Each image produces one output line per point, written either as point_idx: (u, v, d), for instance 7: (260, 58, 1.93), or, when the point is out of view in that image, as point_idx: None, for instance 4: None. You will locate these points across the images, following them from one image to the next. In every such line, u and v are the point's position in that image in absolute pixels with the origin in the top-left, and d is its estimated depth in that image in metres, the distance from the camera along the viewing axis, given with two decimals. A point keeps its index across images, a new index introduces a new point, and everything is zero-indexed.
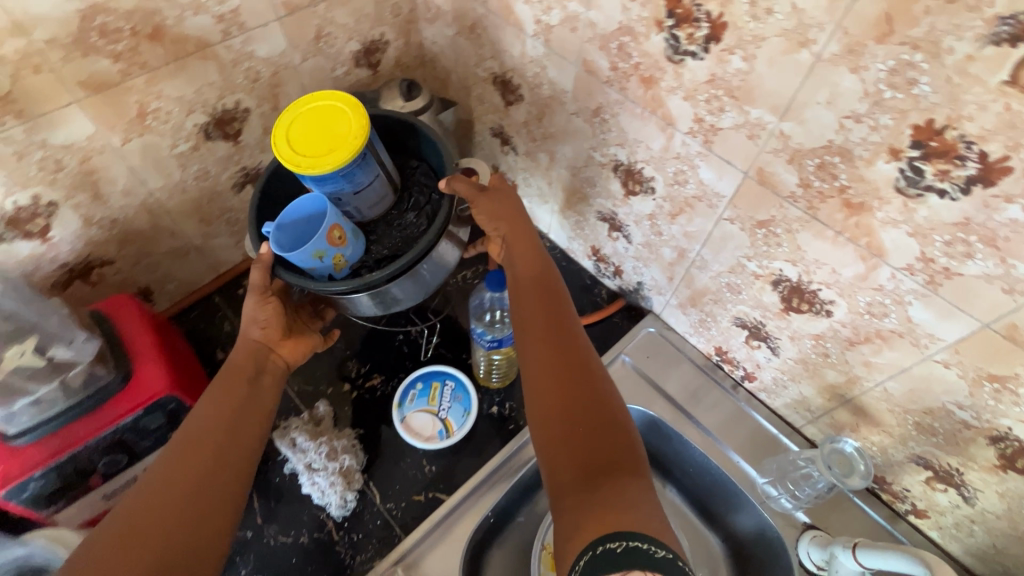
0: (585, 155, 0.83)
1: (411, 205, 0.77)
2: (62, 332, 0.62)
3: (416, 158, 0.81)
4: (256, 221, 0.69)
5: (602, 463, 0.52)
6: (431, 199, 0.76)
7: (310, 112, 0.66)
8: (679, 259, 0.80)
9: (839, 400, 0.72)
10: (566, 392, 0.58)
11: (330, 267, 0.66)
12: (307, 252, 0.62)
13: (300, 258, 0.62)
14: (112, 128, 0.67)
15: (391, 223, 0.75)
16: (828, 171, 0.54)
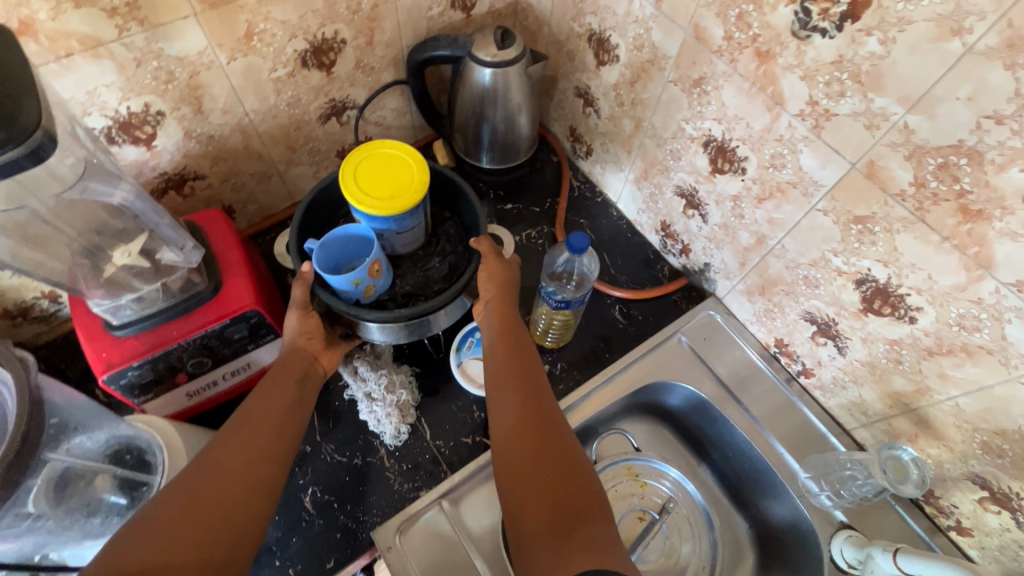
0: (675, 126, 0.81)
1: (438, 250, 0.82)
2: (175, 236, 0.65)
3: (446, 210, 0.86)
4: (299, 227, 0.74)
5: (571, 514, 0.55)
6: (457, 251, 0.82)
7: (374, 157, 0.71)
8: (758, 245, 0.78)
9: (901, 408, 0.71)
10: (536, 448, 0.60)
11: (359, 293, 0.69)
12: (347, 277, 0.66)
13: (338, 283, 0.66)
14: (221, 45, 0.69)
15: (417, 263, 0.80)
16: (950, 172, 0.52)
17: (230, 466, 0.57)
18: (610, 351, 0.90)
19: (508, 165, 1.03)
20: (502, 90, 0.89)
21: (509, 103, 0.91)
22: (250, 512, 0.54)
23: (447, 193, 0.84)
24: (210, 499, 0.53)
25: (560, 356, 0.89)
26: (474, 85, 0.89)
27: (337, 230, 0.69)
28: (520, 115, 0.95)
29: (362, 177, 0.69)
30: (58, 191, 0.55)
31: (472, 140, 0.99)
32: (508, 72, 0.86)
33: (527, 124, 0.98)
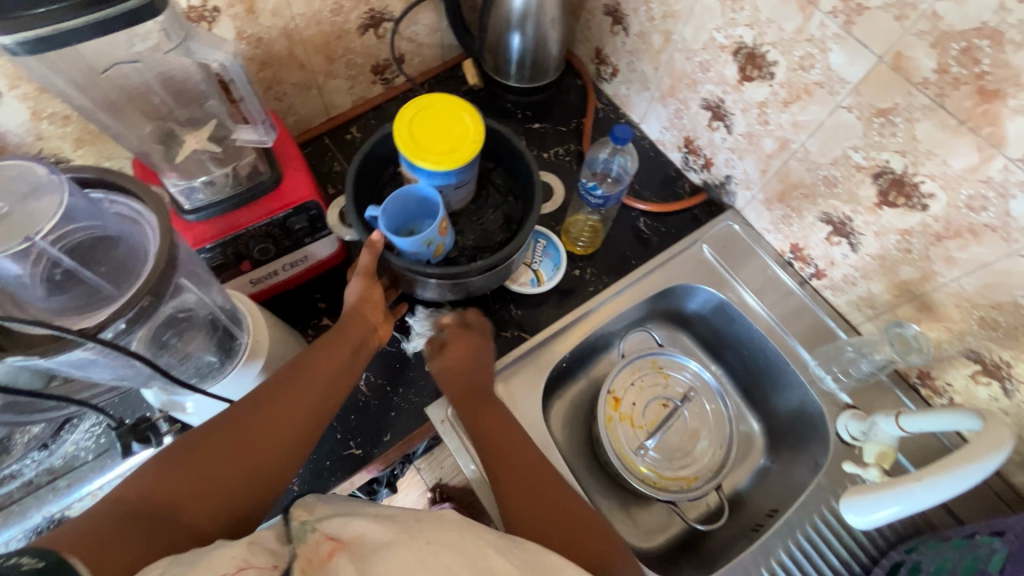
0: (706, 37, 0.84)
1: (489, 203, 0.84)
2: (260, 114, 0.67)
3: (489, 161, 0.86)
4: (353, 189, 0.73)
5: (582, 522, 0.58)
6: (507, 200, 0.84)
7: (428, 115, 0.72)
8: (780, 150, 0.83)
9: (907, 296, 0.78)
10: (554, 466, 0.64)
11: (430, 253, 0.71)
12: (418, 239, 0.68)
13: (411, 244, 0.68)
14: None
15: (471, 218, 0.82)
16: (972, 55, 0.57)
17: (276, 413, 0.59)
18: (636, 258, 0.96)
19: (535, 84, 1.07)
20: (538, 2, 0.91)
21: (542, 17, 0.94)
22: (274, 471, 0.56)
23: (490, 143, 0.84)
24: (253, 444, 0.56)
25: (589, 262, 0.95)
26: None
27: (401, 190, 0.71)
28: (551, 32, 0.98)
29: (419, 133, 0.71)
30: (158, 50, 0.58)
31: (502, 56, 1.01)
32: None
33: (557, 42, 1.01)
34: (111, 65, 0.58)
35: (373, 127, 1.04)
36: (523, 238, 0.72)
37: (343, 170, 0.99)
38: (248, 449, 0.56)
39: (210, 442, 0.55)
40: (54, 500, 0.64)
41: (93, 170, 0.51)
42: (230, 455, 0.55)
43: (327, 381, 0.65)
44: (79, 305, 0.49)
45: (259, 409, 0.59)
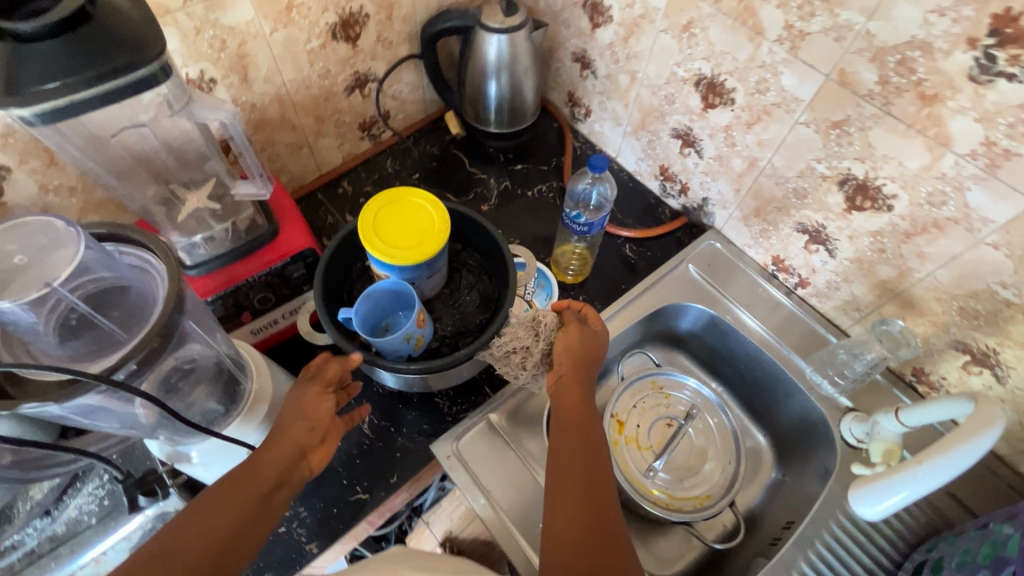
0: (668, 73, 0.91)
1: (465, 284, 0.79)
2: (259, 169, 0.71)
3: (456, 241, 0.81)
4: (321, 300, 0.69)
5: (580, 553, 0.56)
6: (484, 277, 0.80)
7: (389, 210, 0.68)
8: (750, 168, 0.88)
9: (889, 295, 0.80)
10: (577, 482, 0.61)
11: (410, 348, 0.69)
12: (398, 337, 0.66)
13: (392, 343, 0.65)
14: (266, 16, 0.77)
15: (448, 303, 0.77)
16: (908, 66, 0.62)
17: (208, 526, 0.50)
18: (625, 282, 0.99)
19: (514, 128, 1.13)
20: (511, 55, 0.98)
21: (513, 67, 1.01)
22: None
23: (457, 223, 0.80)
24: None
25: (581, 289, 0.98)
26: (483, 51, 0.98)
27: (372, 288, 0.68)
28: (525, 81, 1.05)
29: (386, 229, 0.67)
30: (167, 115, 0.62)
31: (481, 107, 1.08)
32: (514, 38, 0.96)
33: (531, 89, 1.08)
34: (120, 130, 0.61)
35: (363, 180, 1.09)
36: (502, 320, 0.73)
37: (336, 222, 1.03)
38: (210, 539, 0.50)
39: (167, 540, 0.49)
40: (57, 568, 0.63)
41: (106, 226, 0.55)
42: (191, 549, 0.49)
43: (280, 475, 0.56)
44: (92, 352, 0.51)
45: (224, 495, 0.53)
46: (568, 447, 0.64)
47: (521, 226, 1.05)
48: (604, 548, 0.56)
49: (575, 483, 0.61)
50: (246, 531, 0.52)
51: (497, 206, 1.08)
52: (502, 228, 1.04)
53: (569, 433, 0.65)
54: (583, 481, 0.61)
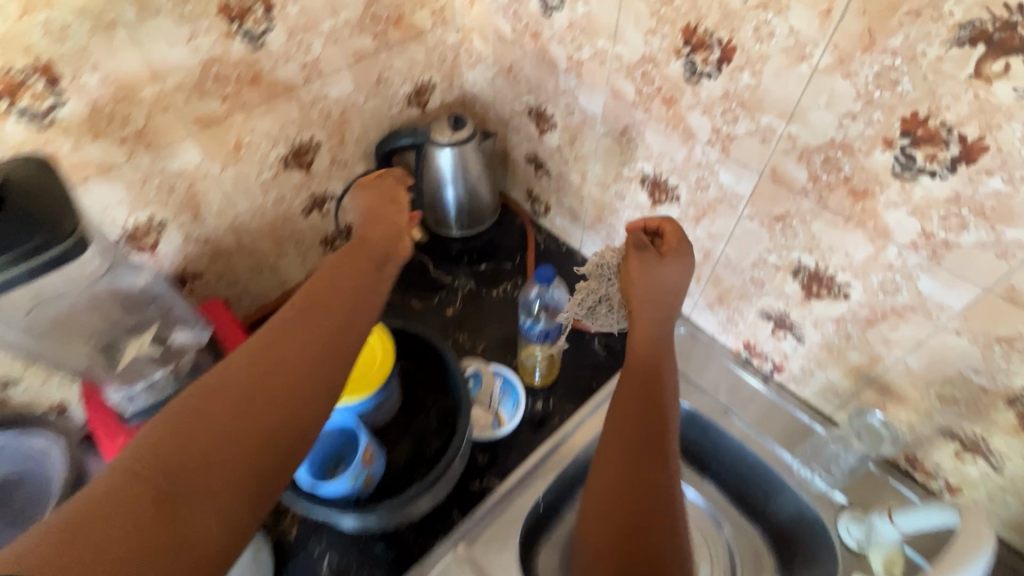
0: (614, 172, 0.93)
1: (419, 405, 0.76)
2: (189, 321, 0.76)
3: (410, 360, 0.79)
4: None
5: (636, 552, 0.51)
6: (438, 395, 0.76)
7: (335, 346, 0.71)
8: (706, 258, 0.88)
9: (864, 381, 0.77)
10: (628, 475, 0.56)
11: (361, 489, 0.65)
12: (343, 480, 0.62)
13: (337, 488, 0.62)
14: (214, 158, 0.80)
15: (403, 427, 0.74)
16: (833, 164, 0.63)
17: (253, 418, 0.48)
18: (596, 378, 0.96)
19: (475, 227, 1.15)
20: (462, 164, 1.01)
21: (467, 172, 1.04)
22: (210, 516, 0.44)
23: (410, 342, 0.78)
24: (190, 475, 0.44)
25: (552, 392, 0.93)
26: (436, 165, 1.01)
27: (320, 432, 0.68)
28: (480, 182, 1.08)
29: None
30: (88, 281, 0.69)
31: (440, 211, 1.10)
32: (464, 147, 0.99)
33: (487, 189, 1.11)
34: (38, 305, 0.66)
35: None
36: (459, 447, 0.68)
37: None
38: (235, 415, 0.48)
39: (188, 398, 0.48)
40: None
41: None
42: (218, 437, 0.46)
43: (327, 392, 0.53)
44: None
45: (238, 369, 0.50)
46: (629, 387, 0.64)
47: (486, 327, 1.03)
48: (636, 492, 0.55)
49: (631, 419, 0.61)
50: (287, 427, 0.49)
51: (462, 307, 1.06)
52: (467, 331, 1.02)
53: (643, 367, 0.66)
54: (641, 420, 0.60)
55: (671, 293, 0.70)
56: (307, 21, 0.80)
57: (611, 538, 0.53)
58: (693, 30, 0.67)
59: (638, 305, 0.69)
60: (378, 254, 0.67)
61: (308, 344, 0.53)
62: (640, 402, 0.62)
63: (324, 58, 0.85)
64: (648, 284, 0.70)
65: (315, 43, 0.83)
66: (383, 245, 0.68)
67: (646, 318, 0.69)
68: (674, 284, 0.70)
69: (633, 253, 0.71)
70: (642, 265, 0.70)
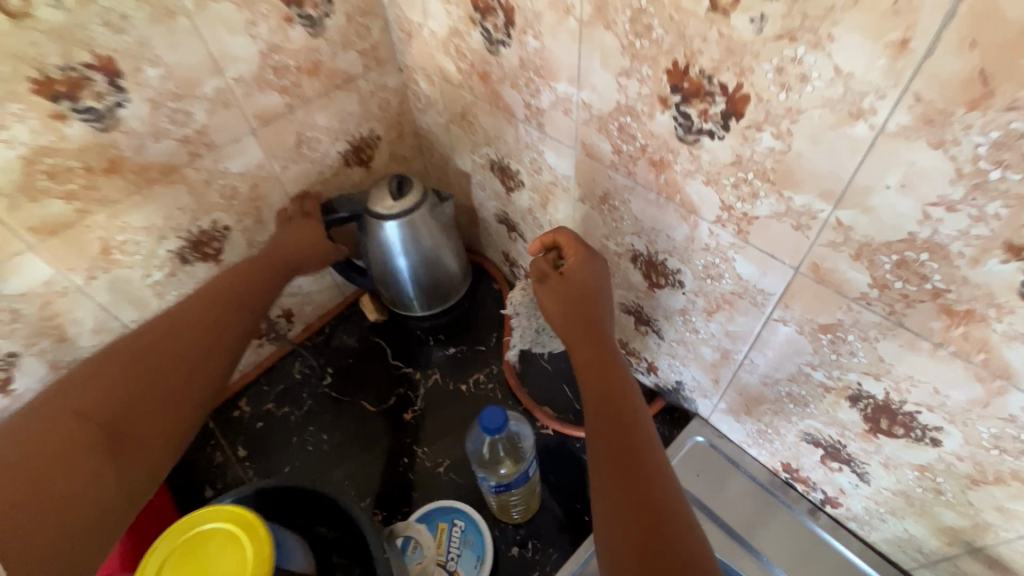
0: (597, 244, 0.72)
1: None
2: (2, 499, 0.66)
3: (330, 527, 0.59)
4: None
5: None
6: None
7: (185, 547, 0.47)
8: (725, 360, 0.65)
9: (964, 547, 0.54)
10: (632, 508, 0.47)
11: None
12: None
13: None
14: (73, 268, 0.63)
15: None
16: (913, 270, 0.40)
17: (150, 376, 0.57)
18: (583, 502, 0.74)
19: (439, 305, 0.94)
20: (413, 237, 0.81)
21: (420, 245, 0.83)
22: (135, 439, 0.54)
23: (326, 505, 0.59)
24: (86, 477, 0.49)
25: (531, 532, 0.72)
26: (379, 239, 0.80)
27: None
28: (439, 254, 0.87)
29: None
30: None
31: (393, 290, 0.89)
32: (412, 219, 0.79)
33: (450, 260, 0.90)
34: None
35: (263, 395, 0.90)
36: None
37: (226, 459, 0.83)
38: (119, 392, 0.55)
39: (72, 383, 0.55)
40: None
41: None
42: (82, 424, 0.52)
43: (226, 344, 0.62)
44: None
45: (118, 359, 0.57)
46: (601, 426, 0.53)
47: (451, 436, 0.82)
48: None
49: (614, 468, 0.49)
50: (174, 400, 0.58)
51: (423, 410, 0.86)
52: (428, 444, 0.82)
53: (595, 387, 0.56)
54: (627, 468, 0.49)
55: (579, 304, 0.60)
56: (178, 84, 0.61)
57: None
58: (683, 72, 0.45)
59: (567, 333, 0.60)
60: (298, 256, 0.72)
61: (197, 341, 0.61)
62: (603, 417, 0.53)
63: (213, 127, 0.67)
64: (556, 302, 0.62)
65: (197, 111, 0.64)
66: (296, 258, 0.72)
67: (581, 354, 0.58)
68: (592, 281, 0.61)
69: (538, 285, 0.63)
70: (546, 284, 0.63)
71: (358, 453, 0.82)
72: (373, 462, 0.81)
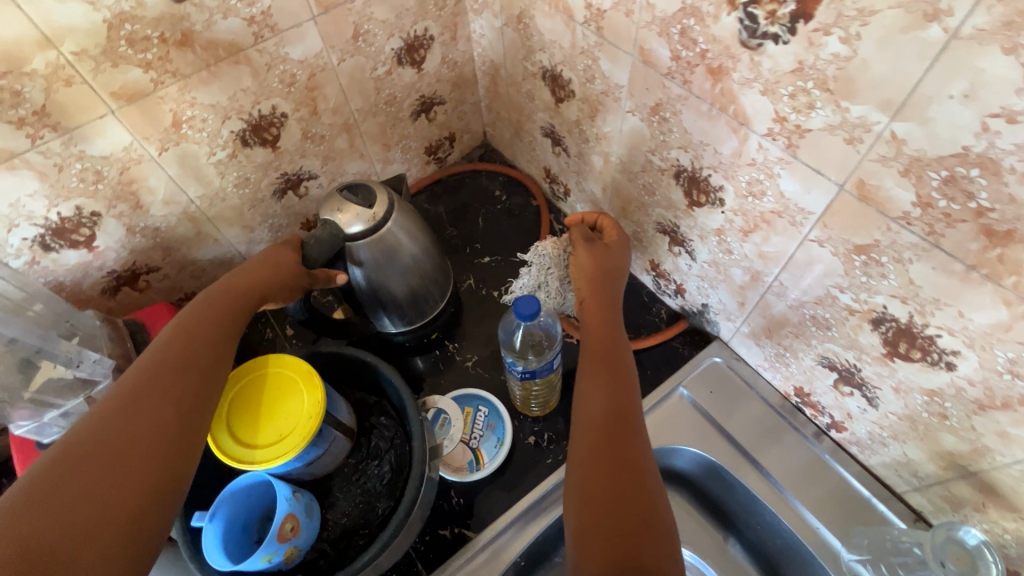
0: (642, 159, 0.72)
1: (370, 451, 0.64)
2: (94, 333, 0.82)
3: (370, 393, 0.67)
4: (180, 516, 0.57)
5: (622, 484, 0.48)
6: (395, 439, 0.64)
7: (252, 380, 0.55)
8: (755, 283, 0.67)
9: (959, 471, 0.57)
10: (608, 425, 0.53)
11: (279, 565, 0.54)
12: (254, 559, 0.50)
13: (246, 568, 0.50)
14: (148, 138, 0.67)
15: (349, 477, 0.62)
16: (960, 187, 0.41)
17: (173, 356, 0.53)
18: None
19: (418, 323, 0.85)
20: (387, 257, 0.75)
21: (400, 253, 0.76)
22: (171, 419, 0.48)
23: (366, 374, 0.65)
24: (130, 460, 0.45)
25: (549, 424, 0.78)
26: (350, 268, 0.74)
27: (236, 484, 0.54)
28: (417, 266, 0.80)
29: (244, 408, 0.54)
30: None
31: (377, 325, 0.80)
32: (385, 233, 0.73)
33: (428, 271, 0.82)
34: None
35: None
36: (405, 518, 0.56)
37: (276, 335, 0.91)
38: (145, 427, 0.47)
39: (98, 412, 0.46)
40: None
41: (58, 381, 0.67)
42: (122, 471, 0.44)
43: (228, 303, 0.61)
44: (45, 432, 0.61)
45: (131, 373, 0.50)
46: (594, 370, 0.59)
47: (481, 336, 0.90)
48: (626, 494, 0.47)
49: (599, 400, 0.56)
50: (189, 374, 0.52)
51: (457, 310, 0.93)
52: (459, 340, 0.90)
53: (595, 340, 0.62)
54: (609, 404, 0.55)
55: (599, 281, 0.67)
56: None
57: (595, 507, 0.47)
58: None
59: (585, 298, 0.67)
60: (282, 268, 0.67)
61: (204, 348, 0.55)
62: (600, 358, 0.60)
63: (277, 9, 0.68)
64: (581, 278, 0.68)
65: None
66: (272, 273, 0.66)
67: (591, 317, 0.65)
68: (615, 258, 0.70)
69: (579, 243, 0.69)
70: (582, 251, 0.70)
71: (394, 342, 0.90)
72: (406, 351, 0.88)
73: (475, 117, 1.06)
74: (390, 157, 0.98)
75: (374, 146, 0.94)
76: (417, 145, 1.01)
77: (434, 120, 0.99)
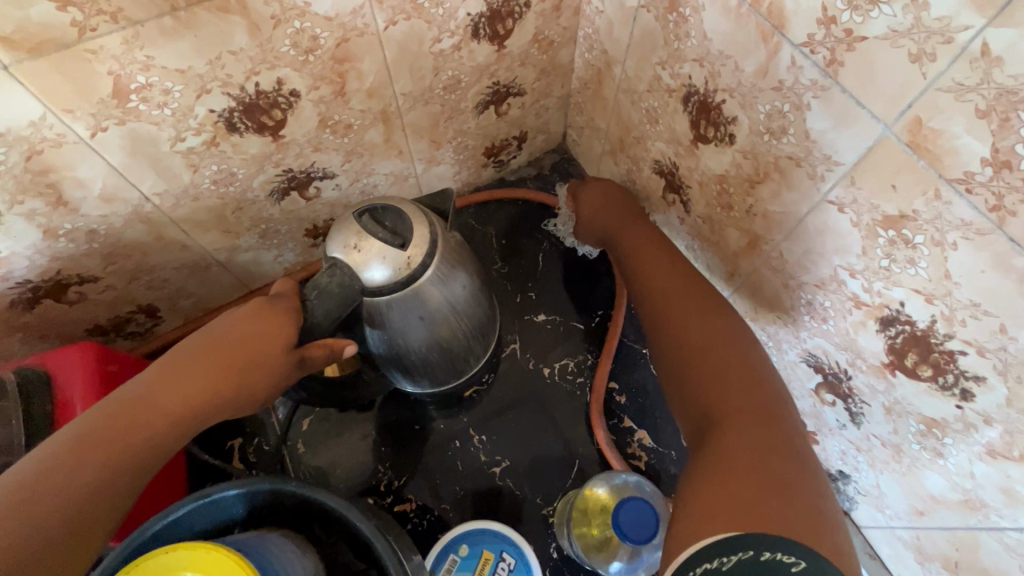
0: (821, 272, 0.46)
1: None
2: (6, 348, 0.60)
3: (356, 557, 0.46)
4: None
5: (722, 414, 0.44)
6: None
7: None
8: (966, 509, 0.43)
9: None
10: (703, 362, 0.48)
11: None
12: None
13: None
14: (72, 109, 0.43)
15: None
16: None
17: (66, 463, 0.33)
18: None
19: (449, 383, 0.64)
20: (423, 318, 0.52)
21: (437, 316, 0.53)
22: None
23: (357, 533, 0.45)
24: None
25: None
26: (367, 317, 0.51)
27: None
28: (458, 331, 0.57)
29: None
30: None
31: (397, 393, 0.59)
32: (422, 286, 0.49)
33: (468, 339, 0.59)
34: None
35: None
36: None
37: None
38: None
39: None
40: None
41: None
42: None
43: (190, 388, 0.39)
44: None
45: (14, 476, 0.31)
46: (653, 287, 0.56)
47: (520, 430, 0.68)
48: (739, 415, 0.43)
49: (686, 324, 0.51)
50: (76, 498, 0.32)
51: (489, 385, 0.70)
52: (486, 432, 0.68)
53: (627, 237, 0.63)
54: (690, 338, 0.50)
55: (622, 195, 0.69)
56: None
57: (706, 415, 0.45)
58: None
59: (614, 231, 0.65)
60: (254, 367, 0.41)
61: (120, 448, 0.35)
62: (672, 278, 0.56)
63: None
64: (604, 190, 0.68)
65: None
66: (255, 361, 0.41)
67: (621, 232, 0.64)
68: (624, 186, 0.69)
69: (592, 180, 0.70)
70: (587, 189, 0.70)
71: (403, 414, 0.69)
72: (417, 432, 0.68)
73: (557, 113, 0.79)
74: (437, 156, 0.72)
75: (417, 142, 0.68)
76: (475, 144, 0.75)
77: (505, 114, 0.72)
